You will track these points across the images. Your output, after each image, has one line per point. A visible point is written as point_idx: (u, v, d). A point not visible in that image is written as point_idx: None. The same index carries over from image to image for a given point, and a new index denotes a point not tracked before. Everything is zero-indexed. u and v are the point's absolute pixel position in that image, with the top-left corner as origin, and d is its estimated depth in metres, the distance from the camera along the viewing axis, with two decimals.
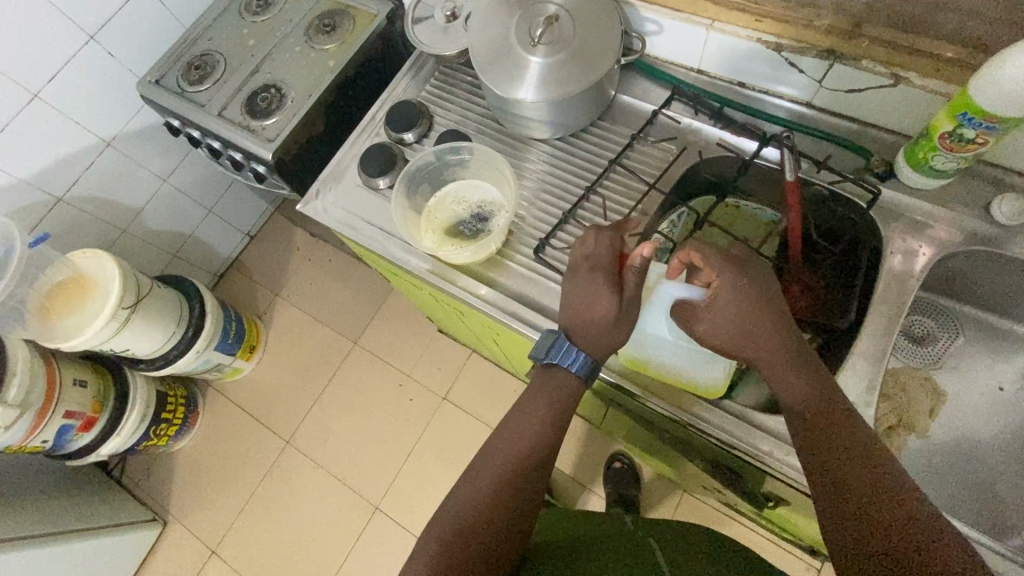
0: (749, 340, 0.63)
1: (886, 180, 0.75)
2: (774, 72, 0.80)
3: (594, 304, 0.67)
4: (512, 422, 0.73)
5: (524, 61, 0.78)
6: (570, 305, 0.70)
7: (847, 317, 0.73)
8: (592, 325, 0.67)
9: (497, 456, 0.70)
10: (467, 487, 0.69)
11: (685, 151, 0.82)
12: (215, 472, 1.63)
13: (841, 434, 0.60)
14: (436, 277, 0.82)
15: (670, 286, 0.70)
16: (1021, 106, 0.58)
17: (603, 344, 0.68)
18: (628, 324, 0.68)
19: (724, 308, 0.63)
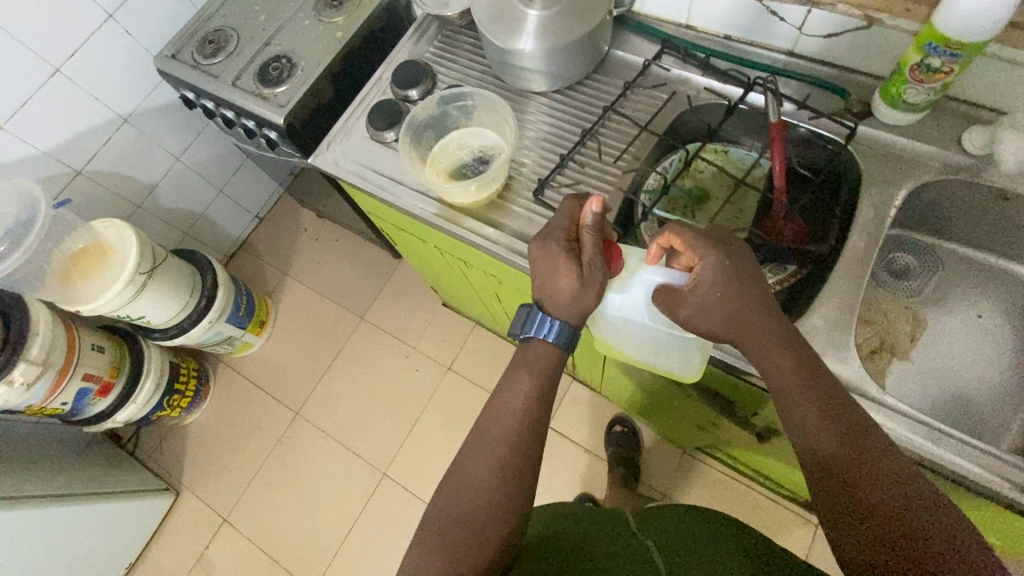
0: (735, 323, 0.64)
1: (864, 119, 0.80)
2: (757, 22, 0.85)
3: (557, 273, 0.68)
4: (496, 410, 0.69)
5: (523, 14, 0.84)
6: (536, 276, 0.71)
7: (828, 244, 0.78)
8: (557, 291, 0.68)
9: (483, 446, 0.68)
10: (469, 473, 0.67)
11: (675, 98, 0.87)
12: (227, 443, 1.67)
13: (841, 433, 0.59)
14: (442, 220, 0.87)
15: (647, 272, 0.69)
16: (979, 31, 0.63)
17: (571, 311, 0.68)
18: (595, 289, 0.68)
19: (710, 295, 0.64)
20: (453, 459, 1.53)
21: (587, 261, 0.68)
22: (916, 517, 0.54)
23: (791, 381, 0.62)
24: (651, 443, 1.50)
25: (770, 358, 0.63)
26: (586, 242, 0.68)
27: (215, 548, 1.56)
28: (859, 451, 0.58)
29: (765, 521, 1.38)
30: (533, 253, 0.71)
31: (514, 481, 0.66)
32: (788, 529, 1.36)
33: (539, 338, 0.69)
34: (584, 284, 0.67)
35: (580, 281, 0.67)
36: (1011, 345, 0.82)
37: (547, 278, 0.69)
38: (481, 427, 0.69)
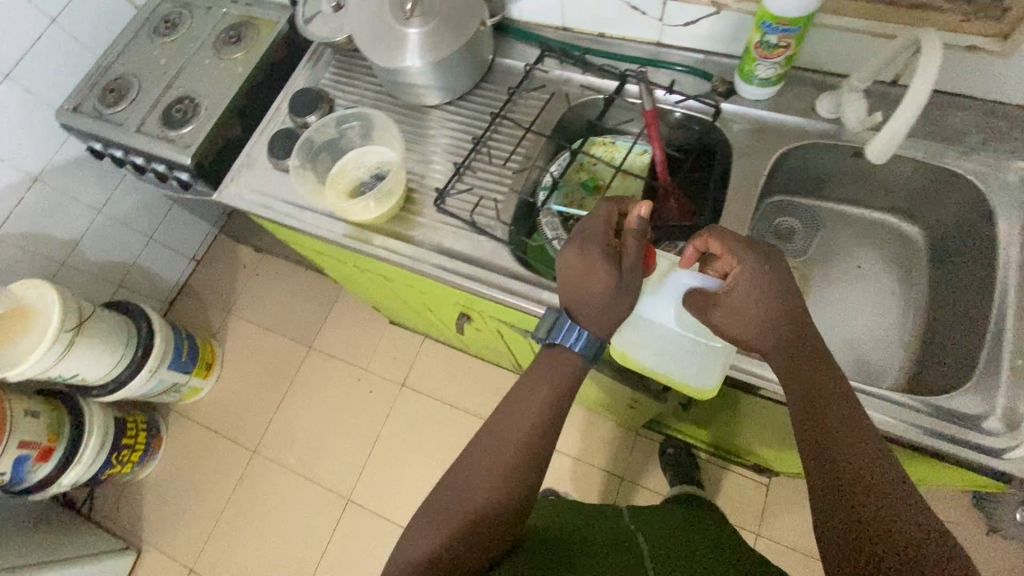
0: (765, 329, 0.65)
1: (729, 97, 0.86)
2: (622, 19, 0.90)
3: (592, 278, 0.68)
4: (508, 411, 0.71)
5: (402, 34, 0.88)
6: (568, 279, 0.70)
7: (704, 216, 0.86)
8: (591, 298, 0.68)
9: (500, 435, 0.70)
10: (481, 458, 0.69)
11: (557, 96, 0.92)
12: (185, 492, 1.63)
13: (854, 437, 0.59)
14: (353, 241, 0.89)
15: (683, 274, 0.73)
16: (801, 7, 0.69)
17: (604, 320, 0.69)
18: (628, 298, 0.69)
19: (743, 300, 0.65)
20: (416, 473, 1.54)
21: (628, 265, 0.68)
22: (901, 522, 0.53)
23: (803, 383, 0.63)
24: (606, 430, 1.53)
25: (790, 364, 0.64)
26: (628, 248, 0.67)
27: None
28: (866, 454, 0.58)
29: (719, 490, 1.43)
30: (568, 255, 0.70)
31: (516, 488, 0.67)
32: (742, 495, 1.41)
33: (562, 347, 0.70)
34: (619, 293, 0.67)
35: (616, 289, 0.67)
36: (886, 288, 0.88)
37: (582, 283, 0.69)
38: (501, 416, 0.71)
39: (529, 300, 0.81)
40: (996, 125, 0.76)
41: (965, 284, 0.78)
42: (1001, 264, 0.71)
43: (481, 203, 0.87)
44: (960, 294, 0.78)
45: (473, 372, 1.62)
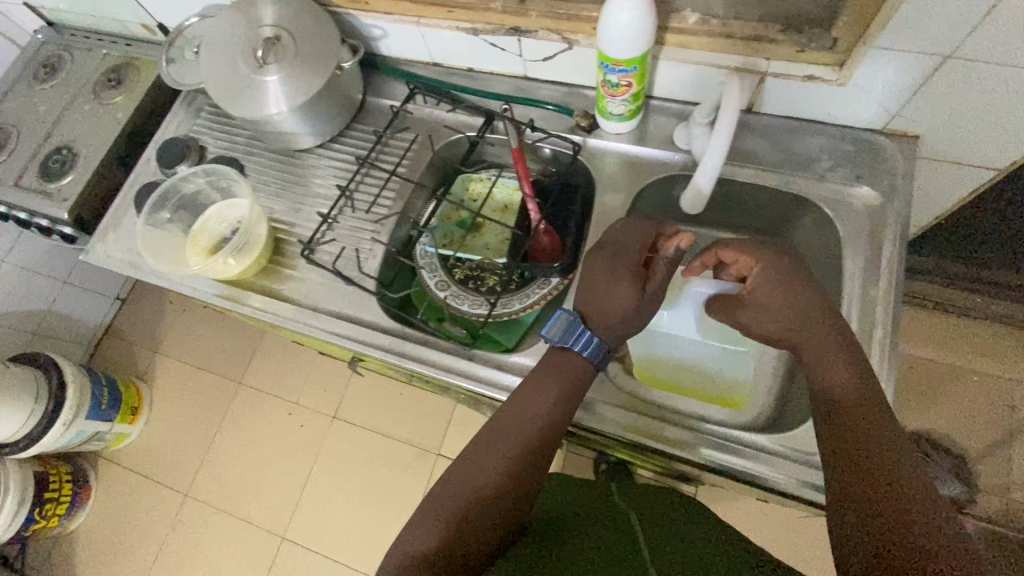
0: (795, 327, 0.65)
1: (592, 131, 0.86)
2: (485, 55, 0.89)
3: (618, 288, 0.70)
4: (510, 415, 0.68)
5: (256, 82, 0.85)
6: (593, 287, 0.72)
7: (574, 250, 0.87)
8: (613, 307, 0.70)
9: (502, 439, 0.67)
10: (479, 462, 0.66)
11: (428, 135, 0.91)
12: (114, 542, 1.58)
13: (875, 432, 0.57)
14: (224, 301, 0.85)
15: (698, 284, 0.79)
16: (629, 50, 0.68)
17: (622, 330, 0.71)
18: (647, 312, 0.71)
19: (769, 299, 0.66)
20: (350, 507, 1.53)
21: (652, 283, 0.71)
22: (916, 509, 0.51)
23: (843, 384, 0.61)
24: None
25: (835, 365, 0.62)
26: (659, 269, 0.71)
27: None
28: (883, 445, 0.56)
29: None
30: (594, 265, 0.73)
31: (519, 483, 0.65)
32: None
33: (571, 349, 0.69)
34: (641, 306, 0.70)
35: (639, 301, 0.70)
36: None
37: (604, 292, 0.71)
38: (506, 419, 0.68)
39: (393, 353, 0.77)
40: (844, 151, 0.77)
41: None
42: (847, 295, 0.72)
43: (350, 252, 0.84)
44: None
45: (405, 399, 1.61)
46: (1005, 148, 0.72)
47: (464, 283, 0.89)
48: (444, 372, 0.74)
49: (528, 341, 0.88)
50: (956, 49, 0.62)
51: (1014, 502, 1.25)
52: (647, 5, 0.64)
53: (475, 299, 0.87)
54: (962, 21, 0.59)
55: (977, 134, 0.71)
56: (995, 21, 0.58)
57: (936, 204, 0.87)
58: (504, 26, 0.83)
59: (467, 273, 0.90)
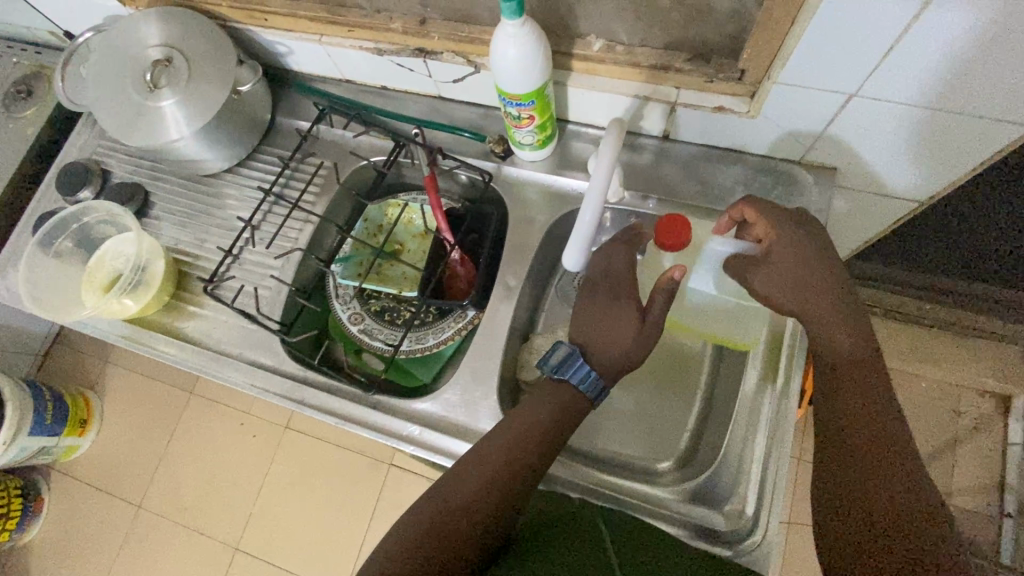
0: (806, 294, 0.62)
1: (507, 157, 0.82)
2: (395, 74, 0.84)
3: (616, 324, 0.70)
4: (513, 417, 0.66)
5: (149, 109, 0.79)
6: (594, 325, 0.71)
7: (489, 282, 0.83)
8: (612, 344, 0.69)
9: (503, 440, 0.64)
10: (478, 462, 0.63)
11: (339, 159, 0.86)
12: (68, 555, 1.57)
13: (860, 413, 0.59)
14: (126, 342, 0.81)
15: (718, 243, 0.67)
16: (522, 85, 0.63)
17: (621, 365, 0.69)
18: (650, 344, 0.69)
19: (785, 261, 0.63)
20: (304, 517, 1.52)
21: (651, 318, 0.68)
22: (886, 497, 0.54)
23: (847, 344, 0.61)
24: None
25: (838, 326, 0.62)
26: (654, 302, 0.68)
27: None
28: (864, 427, 0.58)
29: None
30: (591, 301, 0.73)
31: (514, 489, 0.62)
32: None
33: (569, 385, 0.68)
34: (640, 340, 0.68)
35: (639, 335, 0.68)
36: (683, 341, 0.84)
37: (602, 329, 0.70)
38: (509, 422, 0.66)
39: (292, 400, 0.73)
40: (761, 183, 0.74)
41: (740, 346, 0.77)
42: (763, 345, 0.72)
43: (251, 289, 0.80)
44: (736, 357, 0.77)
45: None
46: (922, 181, 0.69)
47: (380, 316, 0.85)
48: (343, 420, 0.71)
49: (446, 375, 0.85)
50: (862, 86, 0.59)
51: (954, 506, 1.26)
52: (535, 40, 0.59)
53: (387, 334, 0.84)
54: (864, 58, 0.55)
55: (894, 165, 0.68)
56: (896, 59, 0.54)
57: (863, 229, 0.84)
58: (408, 47, 0.77)
59: (383, 305, 0.86)
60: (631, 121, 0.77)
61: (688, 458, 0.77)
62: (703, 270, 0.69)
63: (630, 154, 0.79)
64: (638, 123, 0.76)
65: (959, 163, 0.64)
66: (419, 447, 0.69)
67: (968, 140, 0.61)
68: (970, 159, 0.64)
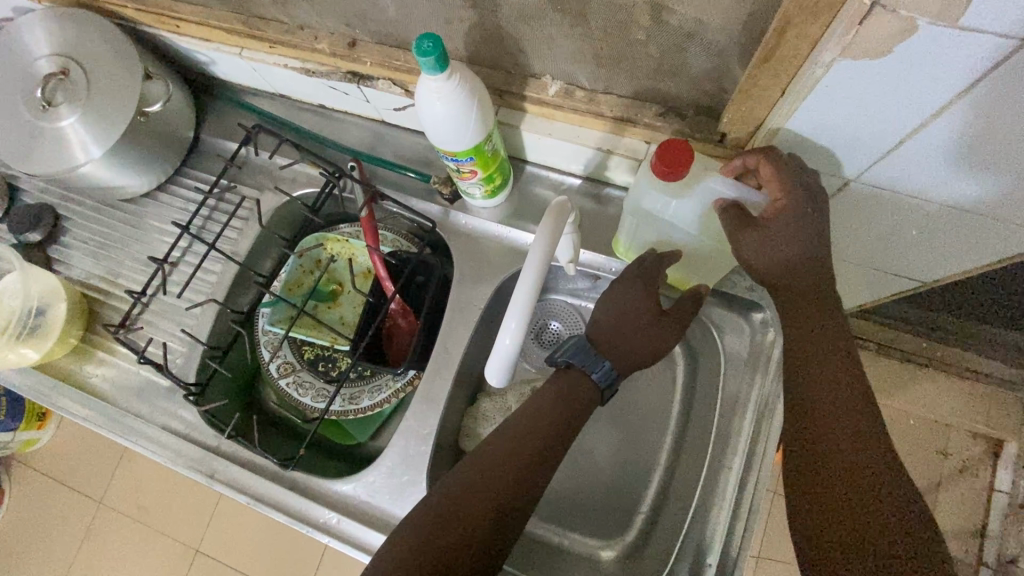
0: (800, 271, 0.54)
1: (455, 200, 0.71)
2: (330, 95, 0.72)
3: (633, 309, 0.61)
4: (512, 433, 0.59)
5: (41, 130, 0.68)
6: (610, 306, 0.63)
7: (430, 335, 0.75)
8: (625, 329, 0.62)
9: (502, 455, 0.57)
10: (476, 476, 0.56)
11: (266, 189, 0.76)
12: (30, 546, 1.55)
13: (832, 388, 0.52)
14: (31, 392, 0.73)
15: (718, 183, 0.54)
16: (456, 142, 0.52)
17: (627, 353, 0.63)
18: (650, 344, 0.62)
19: (785, 234, 0.52)
20: (263, 526, 1.47)
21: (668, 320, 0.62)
22: (863, 480, 0.49)
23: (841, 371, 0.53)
24: None
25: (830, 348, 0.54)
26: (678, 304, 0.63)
27: None
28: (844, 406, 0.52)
29: None
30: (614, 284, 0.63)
31: (505, 510, 0.55)
32: None
33: (582, 368, 0.62)
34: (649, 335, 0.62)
35: (650, 330, 0.62)
36: (645, 412, 0.74)
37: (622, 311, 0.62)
38: (508, 437, 0.58)
39: (202, 474, 0.66)
40: None
41: (703, 429, 0.68)
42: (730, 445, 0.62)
43: (163, 340, 0.72)
44: (698, 437, 0.68)
45: None
46: (933, 258, 0.59)
47: (313, 367, 0.76)
48: (254, 501, 0.64)
49: (384, 435, 0.77)
50: (870, 168, 0.48)
51: None
52: (465, 94, 0.48)
53: (318, 390, 0.74)
54: (874, 140, 0.44)
55: (897, 243, 0.59)
56: (908, 151, 0.44)
57: (861, 290, 0.74)
58: (339, 70, 0.66)
59: (319, 354, 0.76)
60: (596, 170, 0.66)
61: (637, 547, 0.69)
62: (689, 209, 0.57)
63: (594, 206, 0.69)
64: (604, 172, 0.66)
65: (982, 250, 0.54)
66: (336, 539, 0.63)
67: (989, 236, 0.51)
68: (994, 250, 0.53)
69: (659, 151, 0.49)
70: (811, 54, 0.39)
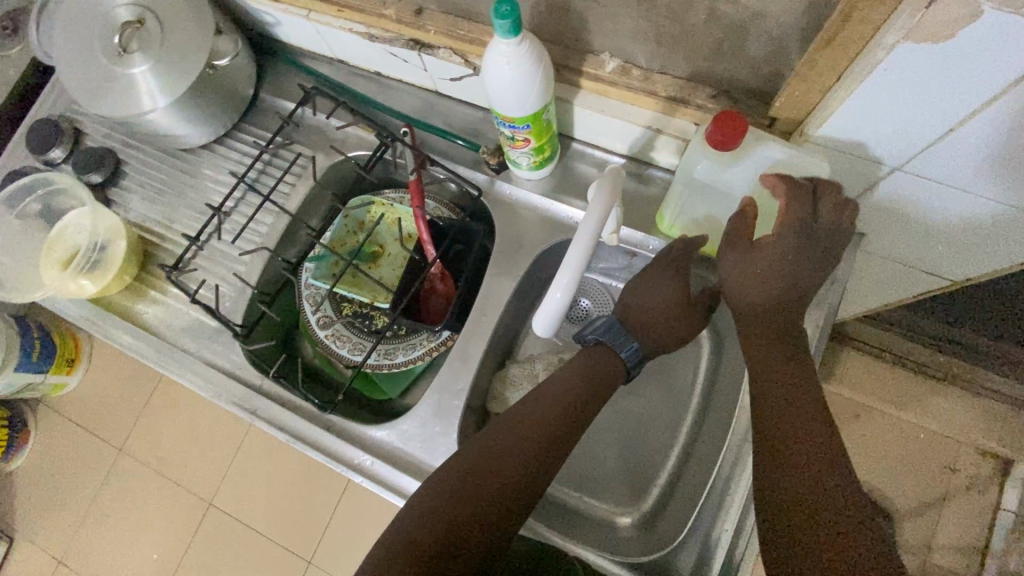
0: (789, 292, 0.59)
1: (501, 171, 0.74)
2: (387, 61, 0.75)
3: (663, 301, 0.66)
4: (538, 403, 0.62)
5: (116, 75, 0.72)
6: (641, 299, 0.68)
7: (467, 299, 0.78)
8: (654, 317, 0.67)
9: (526, 420, 0.61)
10: (503, 437, 0.59)
11: (320, 149, 0.79)
12: (52, 485, 1.61)
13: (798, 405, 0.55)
14: (85, 322, 0.77)
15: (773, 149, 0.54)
16: (520, 108, 0.55)
17: (660, 335, 0.68)
18: (680, 328, 0.67)
19: (773, 264, 0.57)
20: (275, 486, 1.50)
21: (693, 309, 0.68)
22: (818, 485, 0.50)
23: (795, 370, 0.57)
24: None
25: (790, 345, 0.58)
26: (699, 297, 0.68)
27: None
28: (811, 435, 0.53)
29: None
30: (642, 276, 0.68)
31: (534, 469, 0.58)
32: None
33: (609, 347, 0.67)
34: (679, 318, 0.67)
35: (681, 318, 0.67)
36: (668, 390, 0.76)
37: (651, 304, 0.67)
38: (535, 404, 0.62)
39: (244, 411, 0.70)
40: None
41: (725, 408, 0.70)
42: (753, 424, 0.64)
43: (214, 283, 0.75)
44: (719, 416, 0.71)
45: None
46: (964, 258, 0.61)
47: (351, 323, 0.79)
48: (291, 439, 0.68)
49: (415, 393, 0.80)
50: (913, 159, 0.50)
51: (931, 565, 1.18)
52: (533, 63, 0.51)
53: (356, 344, 0.77)
54: (922, 130, 0.46)
55: (932, 240, 0.60)
56: (954, 144, 0.46)
57: (888, 289, 0.76)
58: (402, 36, 0.69)
59: (356, 312, 0.79)
60: (642, 150, 0.68)
61: (652, 516, 0.71)
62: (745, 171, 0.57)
63: (637, 186, 0.71)
64: (650, 153, 0.68)
65: (1013, 250, 0.56)
66: (368, 479, 0.66)
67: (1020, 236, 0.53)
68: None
69: (717, 119, 0.51)
70: (874, 37, 0.41)
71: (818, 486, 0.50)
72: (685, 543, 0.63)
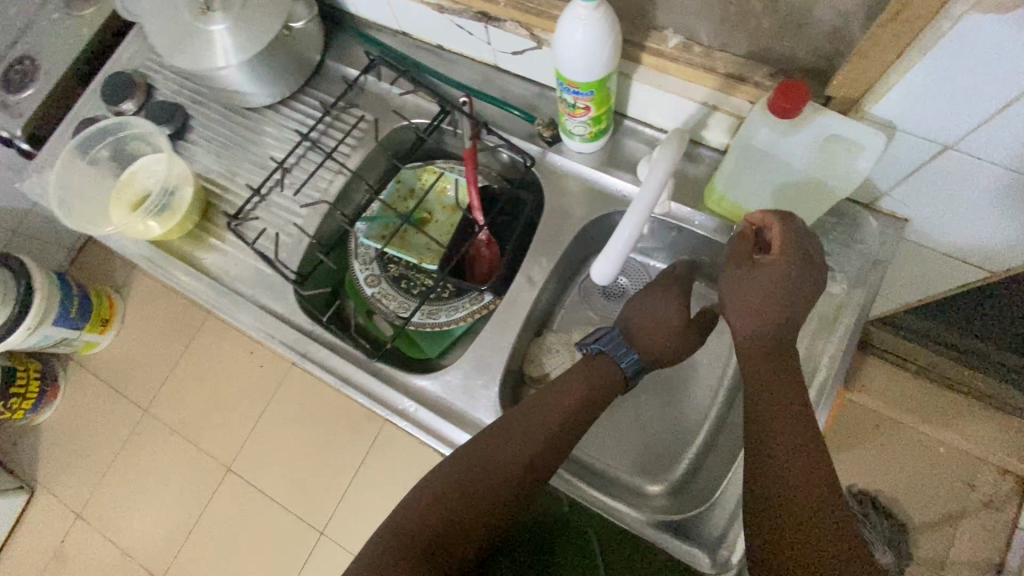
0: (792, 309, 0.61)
1: (554, 144, 0.77)
2: (451, 34, 0.79)
3: (665, 317, 0.69)
4: (560, 389, 0.66)
5: (198, 31, 0.76)
6: (643, 313, 0.70)
7: (511, 265, 0.80)
8: (659, 330, 0.69)
9: (548, 407, 0.65)
10: (526, 420, 0.64)
11: (380, 114, 0.83)
12: (74, 442, 1.60)
13: (792, 401, 0.59)
14: (148, 263, 0.81)
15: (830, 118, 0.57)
16: (589, 71, 0.58)
17: (662, 349, 0.69)
18: (683, 342, 0.69)
19: (772, 283, 0.61)
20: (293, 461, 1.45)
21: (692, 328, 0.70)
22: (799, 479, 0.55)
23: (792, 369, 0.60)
24: None
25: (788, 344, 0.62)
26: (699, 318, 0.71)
27: (70, 541, 1.54)
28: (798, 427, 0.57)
29: None
30: (643, 297, 0.72)
31: (550, 452, 0.63)
32: None
33: (610, 357, 0.69)
34: (680, 334, 0.69)
35: (682, 335, 0.69)
36: (702, 366, 0.78)
37: (654, 318, 0.70)
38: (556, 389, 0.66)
39: (296, 353, 0.73)
40: (822, 220, 0.68)
41: None
42: None
43: (273, 233, 0.79)
44: None
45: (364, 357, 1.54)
46: (1006, 245, 0.63)
47: (396, 283, 0.82)
48: (341, 382, 0.71)
49: (455, 354, 0.82)
50: (962, 140, 0.53)
51: None
52: (603, 31, 0.55)
53: (400, 303, 0.80)
54: (972, 112, 0.49)
55: (973, 226, 0.63)
56: (1002, 126, 0.49)
57: (928, 280, 0.77)
58: (470, 9, 0.72)
59: (402, 273, 0.82)
60: (692, 129, 0.71)
61: (682, 486, 0.73)
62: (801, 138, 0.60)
63: (684, 164, 0.74)
64: (700, 132, 0.71)
65: None
66: (411, 425, 0.68)
67: None
68: None
69: (780, 87, 0.54)
70: (937, 15, 0.44)
71: (802, 482, 0.55)
72: (716, 505, 0.65)
